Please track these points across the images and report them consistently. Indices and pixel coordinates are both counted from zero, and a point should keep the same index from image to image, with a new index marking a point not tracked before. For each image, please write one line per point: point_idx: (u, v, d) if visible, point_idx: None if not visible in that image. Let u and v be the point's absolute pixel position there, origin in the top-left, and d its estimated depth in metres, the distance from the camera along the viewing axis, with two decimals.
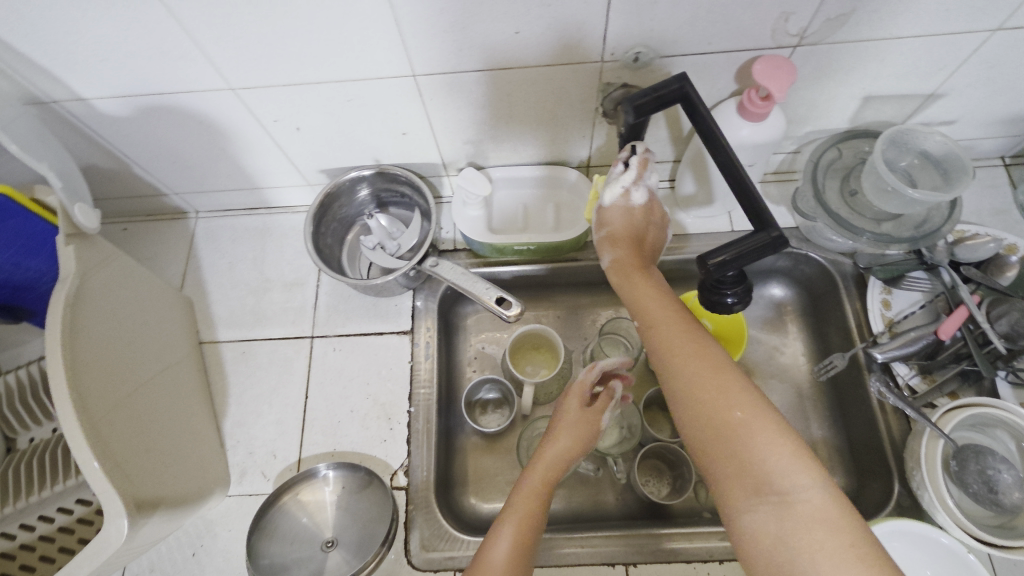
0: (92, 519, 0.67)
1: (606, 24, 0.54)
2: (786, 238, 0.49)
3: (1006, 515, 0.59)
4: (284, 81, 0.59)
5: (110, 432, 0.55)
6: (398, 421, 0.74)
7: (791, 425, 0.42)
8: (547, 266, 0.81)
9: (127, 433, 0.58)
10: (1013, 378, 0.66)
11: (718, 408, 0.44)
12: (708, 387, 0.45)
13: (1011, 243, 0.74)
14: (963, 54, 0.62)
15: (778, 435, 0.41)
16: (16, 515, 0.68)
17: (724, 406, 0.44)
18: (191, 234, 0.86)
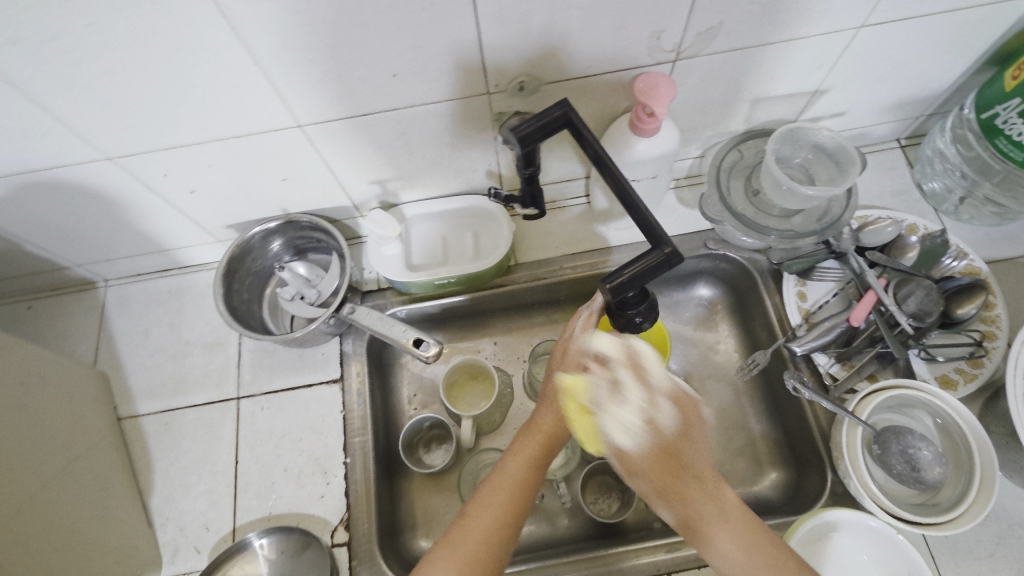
0: None
1: (482, 59, 0.54)
2: (679, 253, 0.52)
3: (929, 492, 0.61)
4: (163, 145, 0.58)
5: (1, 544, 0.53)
6: (335, 474, 0.72)
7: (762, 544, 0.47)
8: (469, 297, 0.81)
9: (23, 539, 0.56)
10: (926, 356, 0.70)
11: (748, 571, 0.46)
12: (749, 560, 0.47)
13: (911, 223, 0.78)
14: (836, 52, 0.64)
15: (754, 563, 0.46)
16: None
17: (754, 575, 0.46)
18: (101, 303, 0.82)
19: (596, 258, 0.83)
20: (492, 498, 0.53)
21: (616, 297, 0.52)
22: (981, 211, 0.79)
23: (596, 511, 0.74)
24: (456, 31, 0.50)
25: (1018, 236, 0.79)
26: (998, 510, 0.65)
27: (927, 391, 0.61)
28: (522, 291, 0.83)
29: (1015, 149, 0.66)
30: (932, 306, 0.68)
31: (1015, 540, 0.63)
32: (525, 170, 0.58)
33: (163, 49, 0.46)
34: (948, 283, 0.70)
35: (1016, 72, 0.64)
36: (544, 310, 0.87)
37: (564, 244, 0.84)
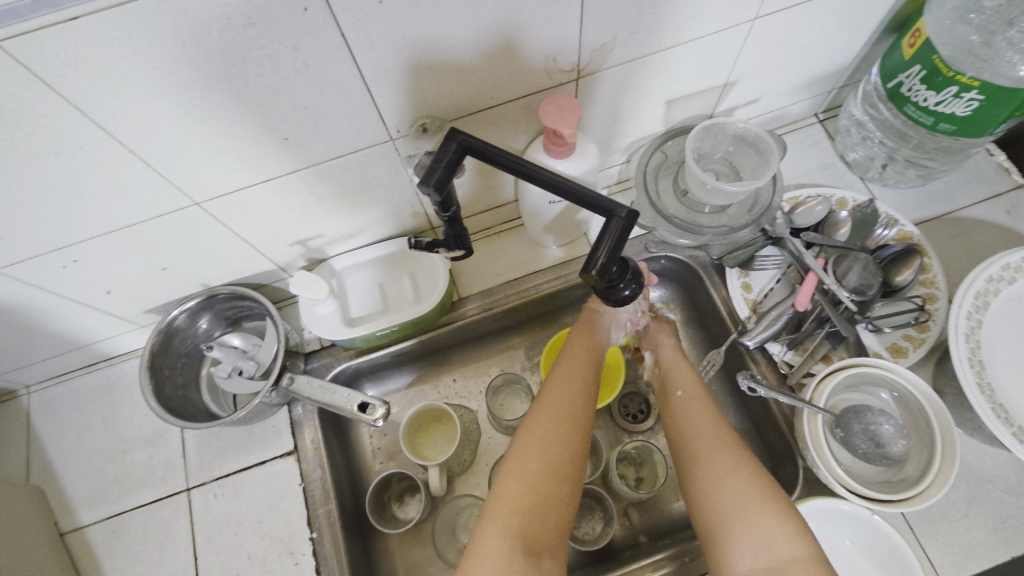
0: None
1: (377, 109, 0.52)
2: (636, 210, 0.50)
3: (898, 466, 0.61)
4: (50, 246, 0.54)
5: None
6: (303, 552, 0.68)
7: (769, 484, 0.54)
8: (416, 341, 0.78)
9: None
10: (872, 328, 0.70)
11: (741, 506, 0.54)
12: (735, 485, 0.55)
13: (841, 197, 0.77)
14: (736, 45, 0.64)
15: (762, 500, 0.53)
16: None
17: (745, 509, 0.53)
18: (25, 412, 0.77)
19: (543, 277, 0.81)
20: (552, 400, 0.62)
21: (603, 278, 0.50)
22: (905, 175, 0.80)
23: (578, 538, 0.70)
24: (339, 86, 0.48)
25: (942, 193, 0.80)
26: (966, 469, 0.65)
27: (880, 368, 0.61)
28: (472, 325, 0.80)
29: (923, 114, 0.67)
30: (871, 279, 0.69)
31: (986, 496, 0.64)
32: (446, 214, 0.55)
33: (18, 152, 0.43)
34: (885, 252, 0.71)
35: (912, 40, 0.65)
36: (498, 340, 0.85)
37: (505, 270, 0.82)
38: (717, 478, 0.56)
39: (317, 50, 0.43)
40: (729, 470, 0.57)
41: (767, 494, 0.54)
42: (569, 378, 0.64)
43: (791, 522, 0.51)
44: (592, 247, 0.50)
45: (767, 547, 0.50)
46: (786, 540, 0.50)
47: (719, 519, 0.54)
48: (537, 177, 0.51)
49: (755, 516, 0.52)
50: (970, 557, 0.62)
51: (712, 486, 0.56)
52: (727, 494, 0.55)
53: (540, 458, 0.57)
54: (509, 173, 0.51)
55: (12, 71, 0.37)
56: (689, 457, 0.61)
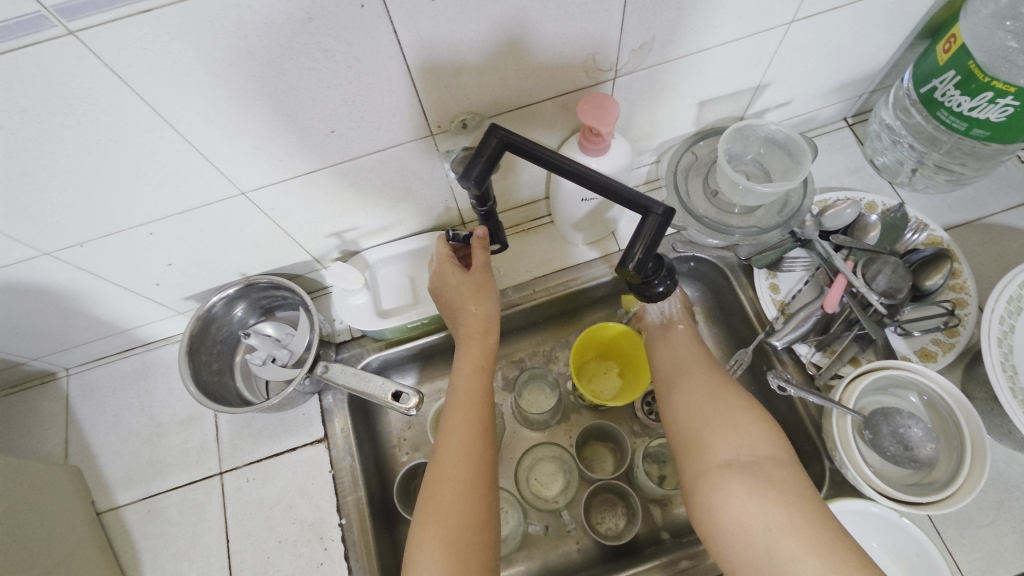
0: None
1: (420, 104, 0.53)
2: (672, 209, 0.51)
3: (926, 469, 0.61)
4: (102, 231, 0.56)
5: None
6: (332, 538, 0.69)
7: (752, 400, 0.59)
8: (445, 333, 0.80)
9: None
10: (901, 331, 0.70)
11: (723, 415, 0.58)
12: (719, 401, 0.60)
13: (870, 200, 0.77)
14: (771, 48, 0.65)
15: (746, 409, 0.58)
16: None
17: (729, 417, 0.58)
18: (65, 394, 0.79)
19: (571, 275, 0.82)
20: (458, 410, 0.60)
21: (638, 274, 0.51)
22: (934, 180, 0.80)
23: (601, 532, 0.71)
24: (387, 81, 0.49)
25: (973, 199, 0.80)
26: (994, 475, 0.65)
27: (910, 370, 0.61)
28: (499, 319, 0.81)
29: (956, 119, 0.67)
30: (901, 282, 0.69)
31: (1015, 502, 0.64)
32: (483, 208, 0.56)
33: (81, 139, 0.45)
34: (914, 256, 0.72)
35: (946, 46, 0.65)
36: (524, 335, 0.86)
37: (532, 266, 0.83)
38: (704, 396, 0.61)
39: (369, 45, 0.45)
40: (714, 392, 0.61)
41: (746, 406, 0.58)
42: (467, 381, 0.62)
43: (766, 423, 0.57)
44: (628, 244, 0.52)
45: (747, 446, 0.55)
46: (766, 444, 0.55)
47: (701, 427, 0.59)
48: (576, 174, 0.52)
49: (737, 421, 0.57)
50: (997, 562, 0.62)
51: (695, 404, 0.61)
52: (709, 407, 0.60)
53: (467, 437, 0.59)
54: (548, 169, 0.53)
55: (85, 60, 0.38)
56: (680, 381, 0.65)
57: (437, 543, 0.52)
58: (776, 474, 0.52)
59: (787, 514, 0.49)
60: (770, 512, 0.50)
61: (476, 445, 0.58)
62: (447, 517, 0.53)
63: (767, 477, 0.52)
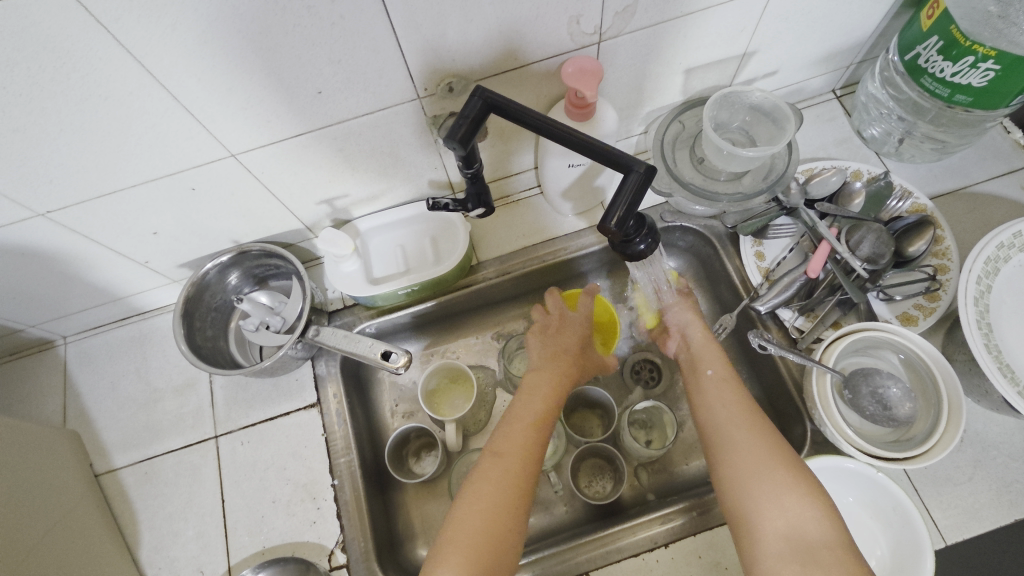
0: None
1: (406, 66, 0.54)
2: (653, 167, 0.52)
3: (903, 428, 0.63)
4: (94, 193, 0.57)
5: None
6: (324, 498, 0.71)
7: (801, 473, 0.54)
8: (436, 302, 0.81)
9: None
10: (884, 296, 0.71)
11: (767, 491, 0.53)
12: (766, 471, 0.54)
13: (856, 169, 0.79)
14: (756, 14, 0.65)
15: (793, 485, 0.53)
16: None
17: (775, 494, 0.53)
18: (63, 360, 0.80)
19: (560, 244, 0.83)
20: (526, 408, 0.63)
21: (620, 232, 0.52)
22: (921, 149, 0.81)
23: (588, 494, 0.73)
24: (372, 40, 0.50)
25: (958, 168, 0.81)
26: (971, 435, 0.67)
27: (890, 331, 0.62)
28: (489, 288, 0.83)
29: (940, 85, 0.68)
30: (884, 249, 0.70)
31: (991, 461, 0.65)
32: (469, 170, 0.57)
33: (71, 96, 0.45)
34: (898, 223, 0.73)
35: (930, 12, 0.66)
36: (515, 304, 0.87)
37: (521, 236, 0.84)
38: (741, 461, 0.56)
39: (353, 2, 0.46)
40: (765, 458, 0.55)
41: (794, 479, 0.53)
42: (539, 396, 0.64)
43: (811, 500, 0.52)
44: (610, 202, 0.52)
45: (797, 529, 0.50)
46: (812, 521, 0.50)
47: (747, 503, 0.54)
48: (559, 134, 0.53)
49: (784, 499, 0.52)
50: (973, 519, 0.63)
51: (734, 472, 0.56)
52: (752, 471, 0.55)
53: (510, 474, 0.56)
54: (531, 130, 0.54)
55: (71, 12, 0.39)
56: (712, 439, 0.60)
57: (461, 565, 0.50)
58: (824, 557, 0.48)
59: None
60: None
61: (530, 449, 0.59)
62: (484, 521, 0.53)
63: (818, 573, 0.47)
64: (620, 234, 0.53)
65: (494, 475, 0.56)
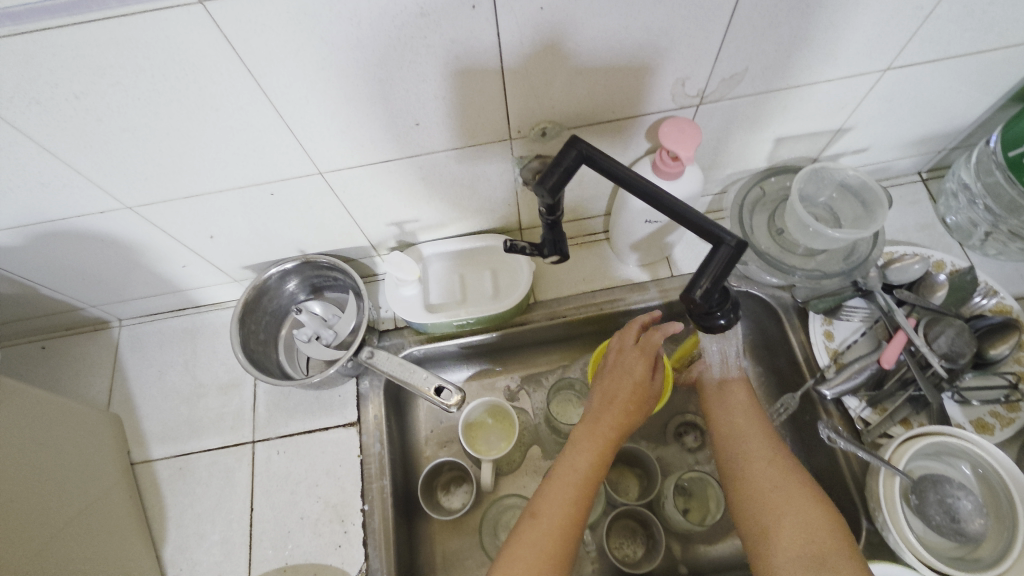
0: None
1: (506, 107, 0.54)
2: (745, 242, 0.50)
3: (970, 545, 0.58)
4: (182, 193, 0.57)
5: None
6: (353, 522, 0.70)
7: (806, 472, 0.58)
8: (500, 334, 0.80)
9: None
10: (959, 399, 0.68)
11: (770, 471, 0.58)
12: (770, 470, 0.58)
13: (938, 259, 0.76)
14: (861, 93, 0.63)
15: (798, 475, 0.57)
16: None
17: (776, 474, 0.58)
18: (115, 343, 0.81)
19: (619, 294, 0.81)
20: (574, 463, 0.61)
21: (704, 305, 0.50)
22: (1008, 247, 0.77)
23: (619, 559, 0.70)
24: (480, 81, 0.50)
25: None
26: None
27: (966, 440, 0.59)
28: (542, 329, 0.81)
29: None
30: (964, 347, 0.66)
31: None
32: (551, 219, 0.56)
33: (184, 104, 0.46)
34: (981, 322, 0.69)
35: None
36: (564, 347, 0.85)
37: (581, 281, 0.83)
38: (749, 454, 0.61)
39: (471, 44, 0.46)
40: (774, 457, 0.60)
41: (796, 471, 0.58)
42: (584, 454, 0.61)
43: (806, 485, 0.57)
44: (695, 272, 0.51)
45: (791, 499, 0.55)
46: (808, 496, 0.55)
47: (755, 498, 0.57)
48: (651, 195, 0.52)
49: (784, 480, 0.57)
50: None
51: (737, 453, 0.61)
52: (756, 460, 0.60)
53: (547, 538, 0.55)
54: (622, 187, 0.53)
55: (204, 29, 0.40)
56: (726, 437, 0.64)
57: None
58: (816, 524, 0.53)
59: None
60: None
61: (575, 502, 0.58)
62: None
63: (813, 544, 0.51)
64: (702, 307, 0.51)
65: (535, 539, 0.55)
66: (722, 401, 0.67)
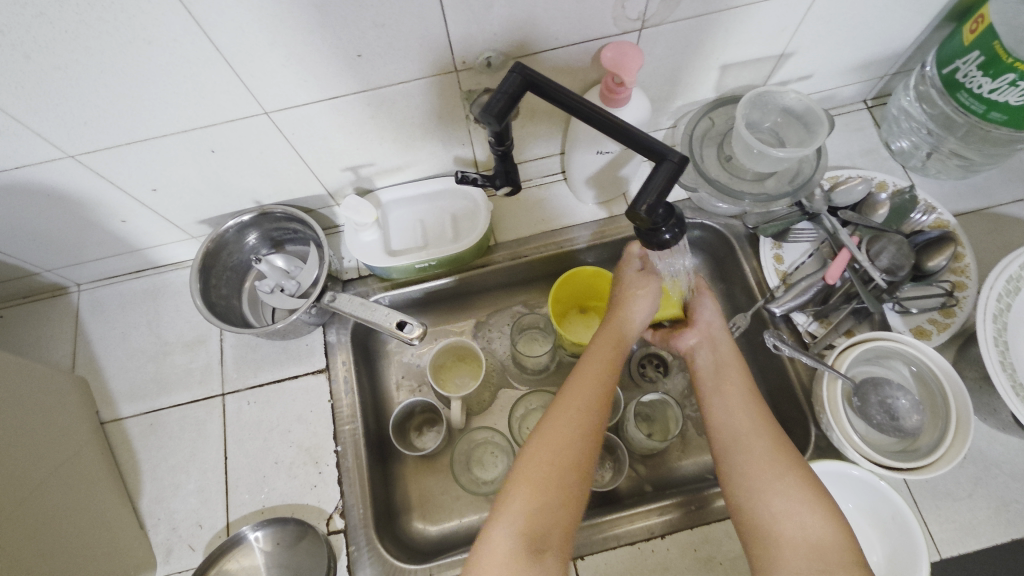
0: None
1: (448, 35, 0.54)
2: (686, 157, 0.52)
3: (908, 439, 0.63)
4: (125, 139, 0.57)
5: None
6: (327, 463, 0.71)
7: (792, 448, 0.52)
8: (456, 278, 0.81)
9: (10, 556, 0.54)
10: (899, 309, 0.72)
11: (756, 450, 0.52)
12: (762, 430, 0.54)
13: (880, 181, 0.79)
14: (800, 14, 0.65)
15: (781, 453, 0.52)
16: None
17: (768, 457, 0.52)
18: (75, 308, 0.80)
19: (579, 232, 0.83)
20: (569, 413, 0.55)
21: (650, 220, 0.51)
22: (947, 165, 0.80)
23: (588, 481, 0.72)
24: (419, 7, 0.50)
25: (982, 188, 0.81)
26: (975, 453, 0.67)
27: (902, 342, 0.63)
28: (503, 270, 0.82)
29: (976, 101, 0.67)
30: (903, 260, 0.69)
31: (992, 479, 0.66)
32: (500, 149, 0.57)
33: (116, 36, 0.45)
34: (919, 237, 0.72)
35: (973, 26, 0.65)
36: (528, 289, 0.87)
37: (540, 221, 0.84)
38: (739, 424, 0.55)
39: None
40: (762, 433, 0.54)
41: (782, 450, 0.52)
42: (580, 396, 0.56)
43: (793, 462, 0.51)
44: (642, 188, 0.52)
45: (783, 488, 0.50)
46: (794, 480, 0.50)
47: (745, 456, 0.52)
48: (595, 117, 0.53)
49: (773, 461, 0.51)
50: (970, 535, 0.64)
51: (723, 423, 0.56)
52: (744, 432, 0.54)
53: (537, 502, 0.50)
54: (566, 112, 0.54)
55: None
56: (714, 406, 0.57)
57: None
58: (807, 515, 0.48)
59: (844, 570, 0.44)
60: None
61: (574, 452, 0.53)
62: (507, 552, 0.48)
63: (811, 540, 0.46)
64: (649, 222, 0.52)
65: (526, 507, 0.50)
66: (712, 358, 0.62)
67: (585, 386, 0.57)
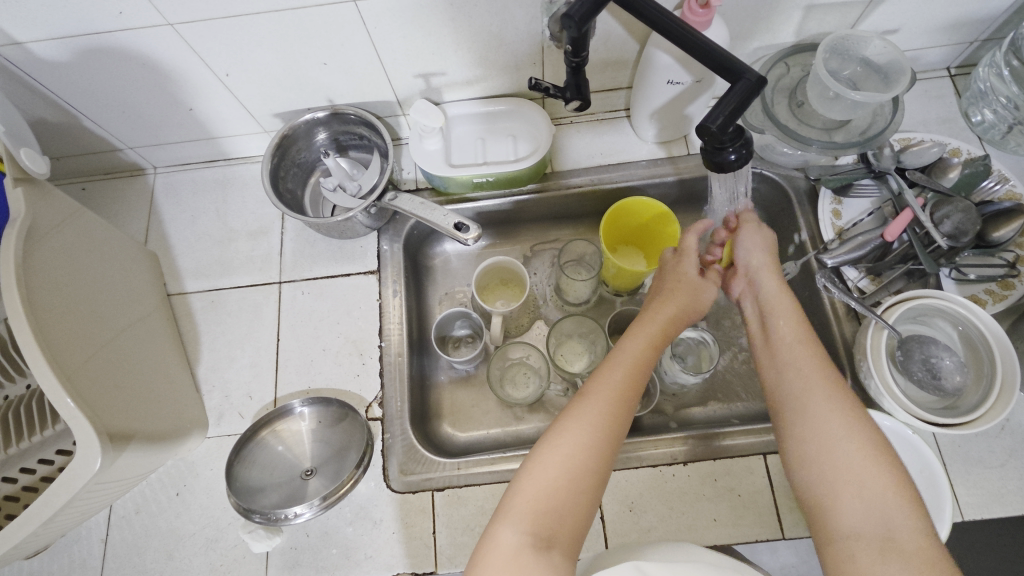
0: (37, 487, 0.64)
1: None
2: (764, 77, 0.52)
3: (951, 398, 0.63)
4: (223, 12, 0.59)
5: (89, 384, 0.57)
6: (370, 355, 0.75)
7: (848, 404, 0.50)
8: (510, 201, 0.83)
9: (103, 380, 0.59)
10: (956, 275, 0.71)
11: (809, 408, 0.51)
12: (817, 381, 0.53)
13: (955, 147, 0.77)
14: None
15: (834, 409, 0.50)
16: (34, 450, 0.66)
17: (824, 413, 0.50)
18: (151, 188, 0.85)
19: (636, 169, 0.83)
20: (614, 373, 0.55)
21: (718, 136, 0.52)
22: None
23: None
24: None
25: None
26: (1013, 425, 0.66)
27: (950, 302, 0.62)
28: (556, 200, 0.84)
29: None
30: (970, 226, 0.66)
31: None
32: (575, 59, 0.57)
33: None
34: (988, 206, 0.68)
35: None
36: (578, 223, 0.88)
37: (599, 154, 0.84)
38: (798, 379, 0.54)
39: None
40: (820, 388, 0.52)
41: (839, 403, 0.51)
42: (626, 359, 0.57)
43: (849, 415, 0.50)
44: (714, 104, 0.52)
45: (840, 441, 0.48)
46: (851, 434, 0.48)
47: (798, 410, 0.52)
48: (676, 30, 0.52)
49: (828, 415, 0.50)
50: (996, 502, 0.64)
51: (780, 377, 0.55)
52: (800, 388, 0.53)
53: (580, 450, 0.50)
54: (647, 24, 0.53)
55: None
56: (772, 361, 0.57)
57: (525, 532, 0.46)
58: (860, 470, 0.47)
59: (908, 531, 0.44)
60: (887, 561, 0.43)
61: (618, 406, 0.53)
62: (546, 497, 0.48)
63: (868, 495, 0.46)
64: (718, 139, 0.52)
65: (568, 451, 0.50)
66: (757, 306, 0.63)
67: (622, 372, 0.56)
